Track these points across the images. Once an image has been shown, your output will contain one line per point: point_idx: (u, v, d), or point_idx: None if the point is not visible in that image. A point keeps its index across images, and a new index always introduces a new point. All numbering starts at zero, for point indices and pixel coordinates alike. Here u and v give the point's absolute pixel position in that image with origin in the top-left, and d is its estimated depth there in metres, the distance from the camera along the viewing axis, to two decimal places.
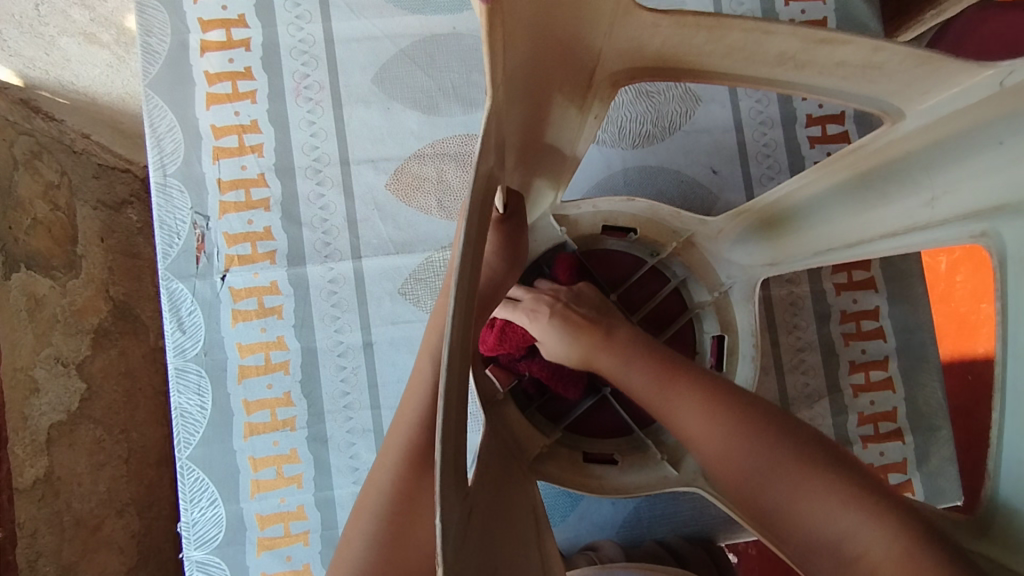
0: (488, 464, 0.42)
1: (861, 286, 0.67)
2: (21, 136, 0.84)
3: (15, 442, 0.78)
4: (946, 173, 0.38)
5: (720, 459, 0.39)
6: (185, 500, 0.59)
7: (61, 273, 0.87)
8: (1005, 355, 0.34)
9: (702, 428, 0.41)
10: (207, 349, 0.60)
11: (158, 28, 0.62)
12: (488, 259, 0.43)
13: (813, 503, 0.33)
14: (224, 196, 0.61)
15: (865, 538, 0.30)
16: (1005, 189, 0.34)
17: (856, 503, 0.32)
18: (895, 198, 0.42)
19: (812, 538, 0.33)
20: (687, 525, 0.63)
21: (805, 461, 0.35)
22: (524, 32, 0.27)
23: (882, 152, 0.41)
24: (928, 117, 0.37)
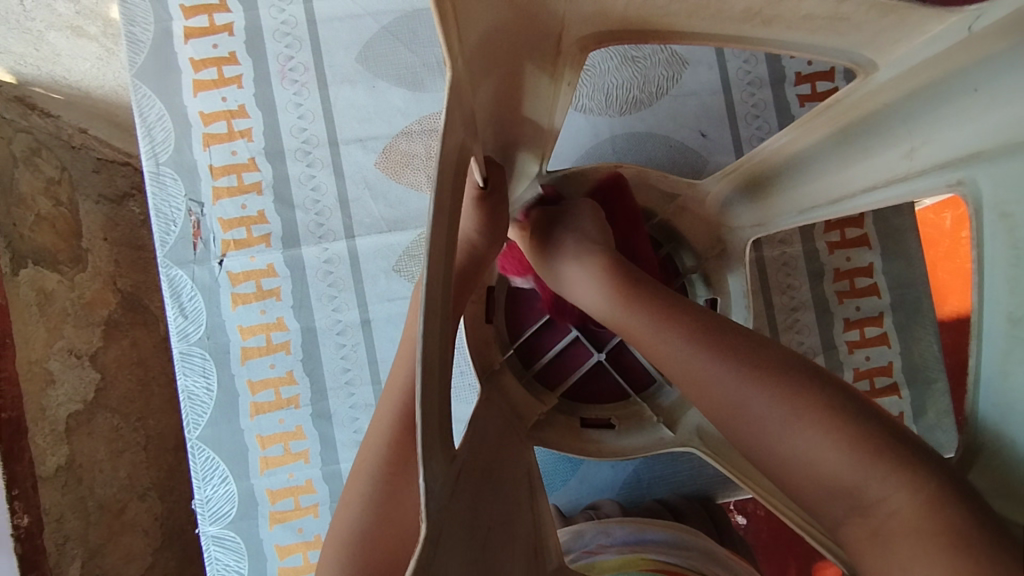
0: (481, 429, 0.43)
1: (854, 244, 0.67)
2: (18, 133, 0.86)
3: (36, 432, 0.81)
4: (925, 122, 0.38)
5: (717, 402, 0.40)
6: (198, 479, 0.61)
7: (67, 268, 0.89)
8: (981, 302, 0.34)
9: (697, 374, 0.41)
10: (209, 333, 0.61)
11: (141, 17, 0.62)
12: (468, 233, 0.44)
13: (814, 440, 0.35)
14: (216, 181, 0.62)
15: (869, 481, 0.32)
16: (984, 135, 0.34)
17: (856, 444, 0.33)
18: (876, 151, 0.42)
19: (818, 475, 0.35)
20: (685, 484, 0.64)
21: (804, 398, 0.36)
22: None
23: (859, 105, 0.41)
24: (900, 67, 0.37)
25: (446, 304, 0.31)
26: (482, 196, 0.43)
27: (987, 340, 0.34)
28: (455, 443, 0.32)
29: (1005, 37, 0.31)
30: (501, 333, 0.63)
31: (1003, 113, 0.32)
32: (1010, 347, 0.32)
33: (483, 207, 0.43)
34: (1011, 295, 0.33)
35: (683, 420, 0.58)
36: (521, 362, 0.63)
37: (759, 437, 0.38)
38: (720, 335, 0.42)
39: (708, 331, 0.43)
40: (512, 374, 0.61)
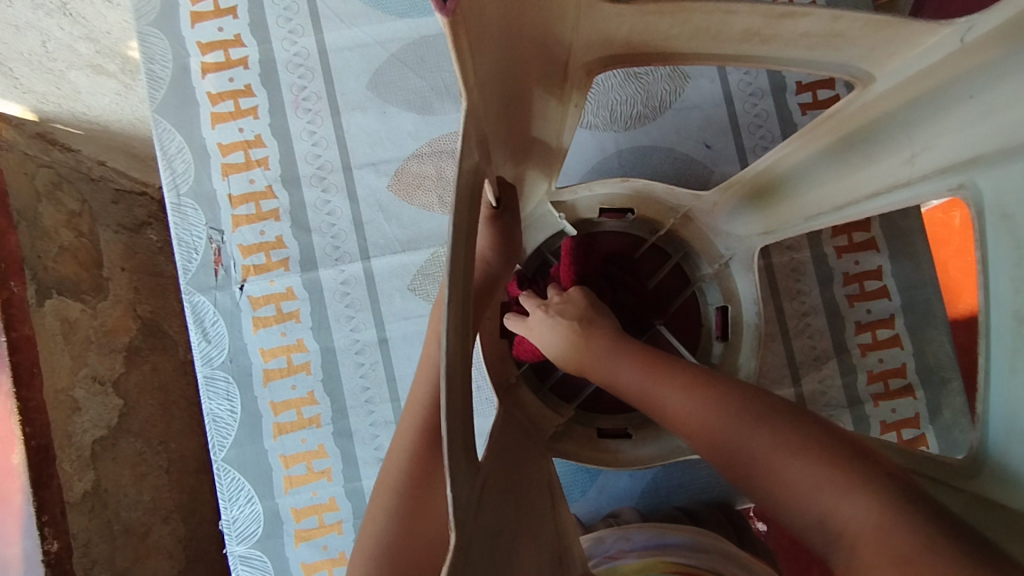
0: (500, 442, 0.44)
1: (862, 248, 0.68)
2: (41, 169, 0.89)
3: (63, 458, 0.84)
4: (925, 129, 0.39)
5: (703, 438, 0.39)
6: (224, 499, 0.62)
7: (90, 297, 0.92)
8: (988, 304, 0.36)
9: (683, 414, 0.40)
10: (232, 357, 0.63)
11: (160, 54, 0.65)
12: (482, 252, 0.45)
13: (786, 466, 0.33)
14: (236, 209, 0.64)
15: (835, 501, 0.30)
16: (982, 140, 0.35)
17: (828, 469, 0.31)
18: (878, 158, 0.43)
19: (796, 505, 0.32)
20: (703, 492, 0.65)
21: (786, 429, 0.35)
22: (493, 37, 0.29)
23: (859, 115, 0.42)
24: (898, 77, 0.39)
25: (466, 323, 0.33)
26: (492, 214, 0.44)
27: (994, 341, 0.35)
28: (478, 458, 0.33)
29: (1000, 45, 0.32)
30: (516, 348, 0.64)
31: (1001, 119, 0.33)
32: (1018, 345, 0.33)
33: (496, 226, 0.44)
34: (1016, 295, 0.34)
35: None
36: (537, 375, 0.65)
37: (741, 468, 0.36)
38: (703, 377, 0.42)
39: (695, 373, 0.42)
40: (529, 388, 0.62)
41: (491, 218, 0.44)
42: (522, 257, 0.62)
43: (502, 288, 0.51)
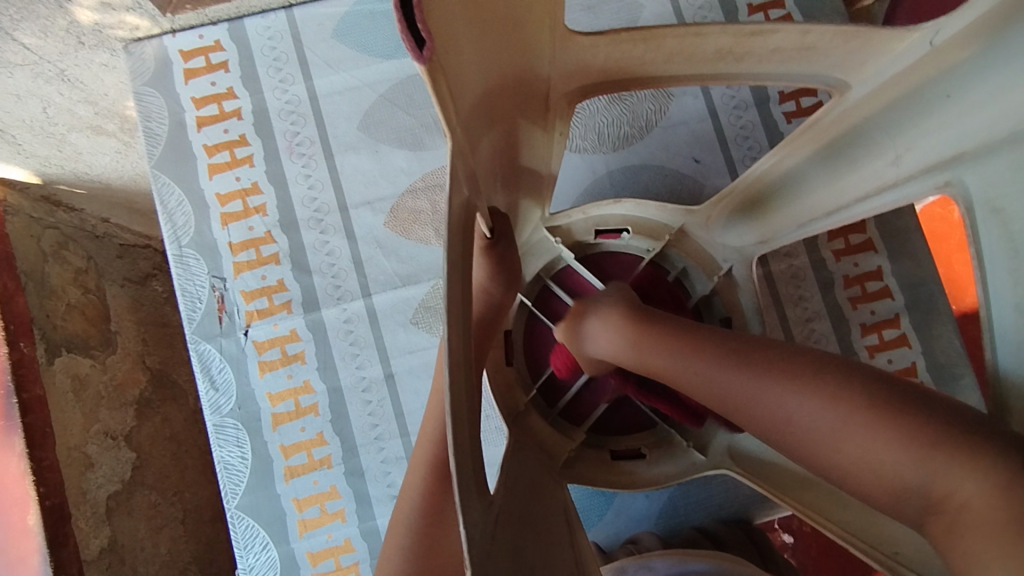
0: (514, 475, 0.44)
1: (860, 250, 0.68)
2: (47, 230, 0.94)
3: (79, 515, 0.86)
4: (905, 130, 0.39)
5: (762, 426, 0.38)
6: (240, 548, 0.62)
7: (99, 352, 0.97)
8: (988, 300, 0.35)
9: (741, 399, 0.39)
10: (240, 404, 0.63)
11: (156, 112, 0.67)
12: (481, 282, 0.46)
13: (864, 440, 0.33)
14: (237, 256, 0.65)
15: (939, 473, 0.30)
16: (963, 137, 0.35)
17: (913, 437, 0.31)
18: (863, 160, 0.43)
19: (886, 478, 0.32)
20: (722, 509, 0.64)
21: (857, 406, 0.34)
22: (475, 76, 0.30)
23: (840, 121, 0.43)
24: (874, 83, 0.39)
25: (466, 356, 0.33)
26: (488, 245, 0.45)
27: (1000, 337, 0.35)
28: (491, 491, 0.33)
29: (970, 44, 0.33)
30: (522, 375, 0.64)
31: (983, 114, 0.34)
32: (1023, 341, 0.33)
33: (494, 258, 0.45)
34: (1015, 287, 0.33)
35: (713, 442, 0.59)
36: (546, 402, 0.65)
37: (807, 447, 0.36)
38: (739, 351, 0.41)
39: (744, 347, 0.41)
40: (539, 415, 0.63)
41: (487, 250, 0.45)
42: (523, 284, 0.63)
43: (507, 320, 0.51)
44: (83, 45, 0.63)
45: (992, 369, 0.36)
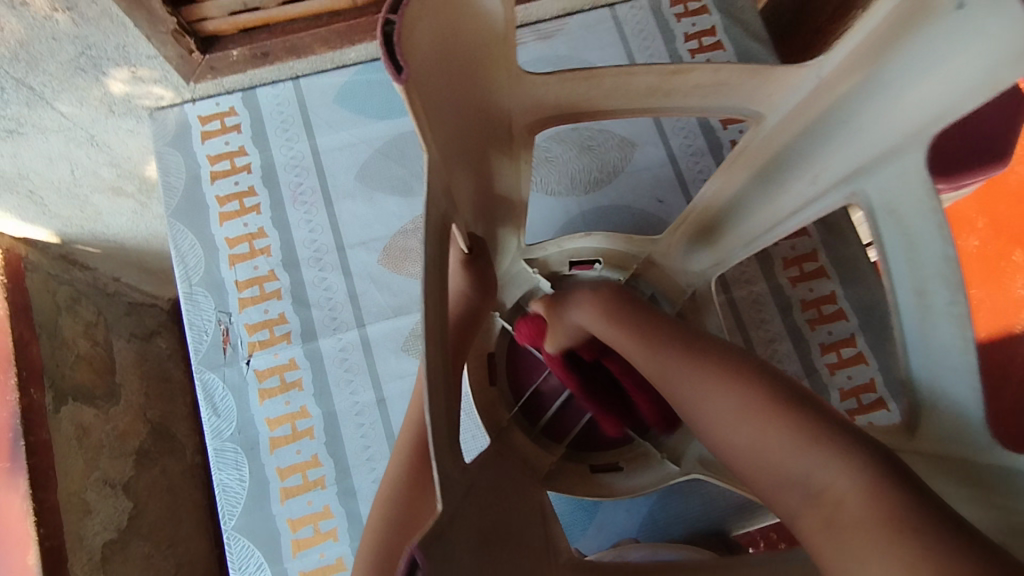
0: (491, 472, 0.48)
1: (814, 276, 0.75)
2: (62, 286, 1.00)
3: (75, 561, 0.87)
4: (816, 151, 0.47)
5: (700, 408, 0.46)
6: (234, 569, 0.64)
7: (102, 402, 1.00)
8: (891, 285, 0.43)
9: (703, 404, 0.46)
10: (240, 428, 0.67)
11: (175, 167, 0.75)
12: (461, 292, 0.52)
13: (773, 434, 0.41)
14: (242, 293, 0.71)
15: (821, 466, 0.38)
16: (865, 150, 0.43)
17: (811, 439, 0.39)
18: (789, 183, 0.51)
19: (783, 469, 0.40)
20: (701, 523, 0.67)
21: (778, 410, 0.42)
22: (448, 105, 0.38)
23: (762, 148, 0.50)
24: (784, 112, 0.47)
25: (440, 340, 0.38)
26: (468, 260, 0.51)
27: (906, 315, 0.42)
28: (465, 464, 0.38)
29: (858, 72, 0.41)
30: (505, 395, 0.68)
31: (877, 131, 0.42)
32: (923, 317, 0.41)
33: (473, 271, 0.51)
34: (913, 274, 0.41)
35: (686, 453, 0.64)
36: (529, 419, 0.68)
37: (733, 439, 0.44)
38: (700, 353, 0.49)
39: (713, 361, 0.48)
40: (521, 431, 0.65)
41: (468, 265, 0.51)
42: (504, 312, 0.68)
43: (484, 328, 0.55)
44: (112, 113, 0.73)
45: (901, 340, 0.42)
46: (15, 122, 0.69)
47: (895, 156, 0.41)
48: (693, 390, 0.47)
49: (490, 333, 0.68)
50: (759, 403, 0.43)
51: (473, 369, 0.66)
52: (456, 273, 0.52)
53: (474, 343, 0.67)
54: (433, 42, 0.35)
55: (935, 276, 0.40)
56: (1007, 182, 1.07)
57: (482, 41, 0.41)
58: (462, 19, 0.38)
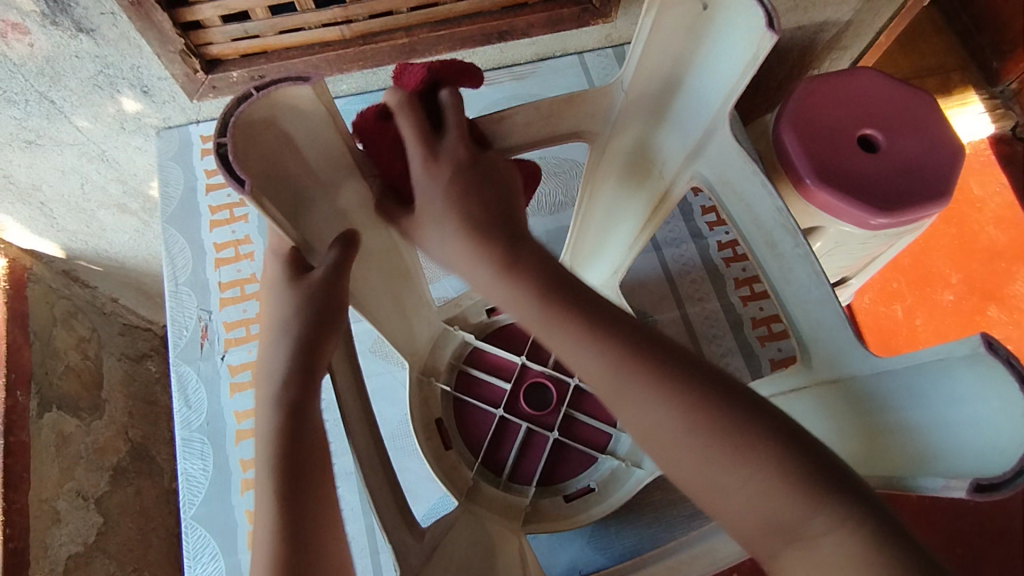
0: (444, 522, 0.51)
1: (764, 295, 0.79)
2: (61, 300, 1.05)
3: (36, 569, 0.88)
4: (655, 147, 0.55)
5: (632, 420, 0.37)
6: (189, 558, 0.66)
7: (86, 414, 1.03)
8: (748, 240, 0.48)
9: (647, 422, 0.36)
10: (209, 420, 0.71)
11: (174, 180, 0.82)
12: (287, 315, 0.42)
13: (733, 468, 0.34)
14: (223, 293, 0.76)
15: (806, 518, 0.32)
16: (686, 143, 0.52)
17: (783, 484, 0.32)
18: (650, 178, 0.58)
19: (749, 508, 0.33)
20: (671, 529, 0.69)
21: (730, 444, 0.34)
22: (314, 208, 0.43)
23: (619, 153, 0.57)
24: (623, 127, 0.54)
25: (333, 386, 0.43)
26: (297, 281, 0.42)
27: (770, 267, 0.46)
28: (371, 421, 0.44)
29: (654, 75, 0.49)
30: (463, 454, 0.67)
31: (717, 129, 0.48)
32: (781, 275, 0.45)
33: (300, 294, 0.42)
34: (756, 226, 0.47)
35: (646, 455, 0.65)
36: (493, 472, 0.67)
37: (683, 458, 0.35)
38: (626, 352, 0.36)
39: (657, 362, 0.36)
40: (488, 487, 0.65)
41: (291, 282, 0.42)
42: (439, 376, 0.68)
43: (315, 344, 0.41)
44: (123, 130, 0.80)
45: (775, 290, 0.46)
46: (34, 134, 0.76)
47: (711, 137, 0.49)
48: (650, 403, 0.35)
49: (433, 400, 0.68)
50: (722, 423, 0.34)
51: (425, 439, 0.65)
52: (282, 297, 0.42)
53: (419, 416, 0.66)
54: (269, 142, 0.38)
55: (778, 227, 0.45)
56: (977, 240, 1.11)
57: (341, 150, 0.44)
58: (305, 141, 0.41)
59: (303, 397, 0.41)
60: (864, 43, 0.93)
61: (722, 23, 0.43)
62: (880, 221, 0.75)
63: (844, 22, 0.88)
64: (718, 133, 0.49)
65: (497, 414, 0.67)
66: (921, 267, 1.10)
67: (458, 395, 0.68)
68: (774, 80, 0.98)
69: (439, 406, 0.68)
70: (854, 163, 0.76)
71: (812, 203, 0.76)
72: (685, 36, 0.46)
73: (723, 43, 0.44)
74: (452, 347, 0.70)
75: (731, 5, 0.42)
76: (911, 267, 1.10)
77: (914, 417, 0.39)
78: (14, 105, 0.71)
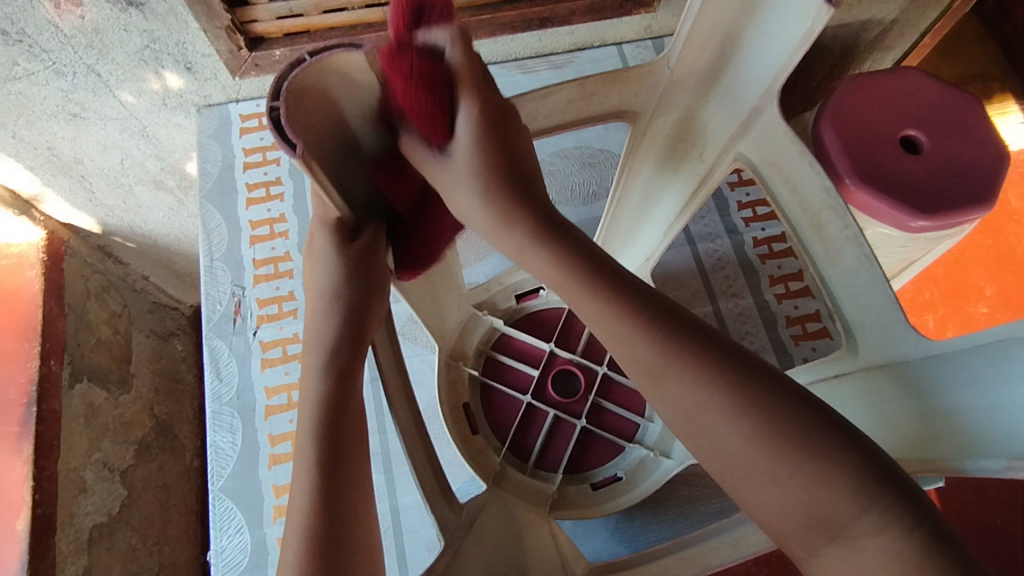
0: (476, 502, 0.50)
1: (799, 294, 0.77)
2: (95, 275, 1.05)
3: (61, 537, 0.89)
4: (697, 130, 0.54)
5: (663, 393, 0.32)
6: (215, 529, 0.67)
7: (114, 388, 1.03)
8: (792, 227, 0.48)
9: (676, 401, 0.31)
10: (239, 394, 0.72)
11: (213, 156, 0.83)
12: (333, 283, 0.42)
13: (775, 459, 0.29)
14: (258, 270, 0.77)
15: (857, 519, 0.27)
16: (728, 124, 0.51)
17: (840, 478, 0.27)
18: (689, 163, 0.57)
19: (794, 501, 0.28)
20: (697, 524, 0.68)
21: (769, 431, 0.29)
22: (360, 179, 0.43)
23: (659, 134, 0.56)
24: (666, 105, 0.53)
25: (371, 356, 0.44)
26: (345, 247, 0.42)
27: (817, 253, 0.46)
28: (407, 396, 0.45)
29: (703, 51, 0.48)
30: (490, 440, 0.67)
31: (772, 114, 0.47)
32: (832, 258, 0.45)
33: (347, 260, 0.42)
34: (801, 210, 0.47)
35: (676, 445, 0.64)
36: (519, 458, 0.66)
37: (718, 442, 0.30)
38: (656, 320, 0.32)
39: (691, 333, 0.32)
40: (515, 471, 0.64)
41: (339, 249, 0.42)
42: (467, 360, 0.68)
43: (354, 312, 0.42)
44: (165, 106, 0.81)
45: (820, 277, 0.46)
46: (79, 106, 0.77)
47: (756, 117, 0.48)
48: (680, 383, 0.31)
49: (460, 385, 0.67)
50: (750, 401, 0.29)
51: (452, 423, 0.65)
52: (329, 263, 0.42)
53: (447, 399, 0.66)
54: (322, 107, 0.36)
55: (826, 207, 0.45)
56: (1015, 253, 1.08)
57: None
58: (356, 109, 0.39)
59: (350, 361, 0.41)
60: (907, 43, 0.92)
61: None
62: (921, 223, 0.73)
63: (889, 21, 0.85)
64: (765, 114, 0.48)
65: (525, 400, 0.67)
66: (954, 279, 1.07)
67: (485, 379, 0.67)
68: (814, 79, 0.96)
69: (468, 389, 0.68)
70: (896, 164, 0.74)
71: (850, 203, 0.75)
72: (737, 11, 0.44)
73: (776, 17, 0.42)
74: (480, 332, 0.69)
75: None
76: (944, 277, 1.07)
77: (967, 401, 0.38)
78: (61, 77, 0.72)
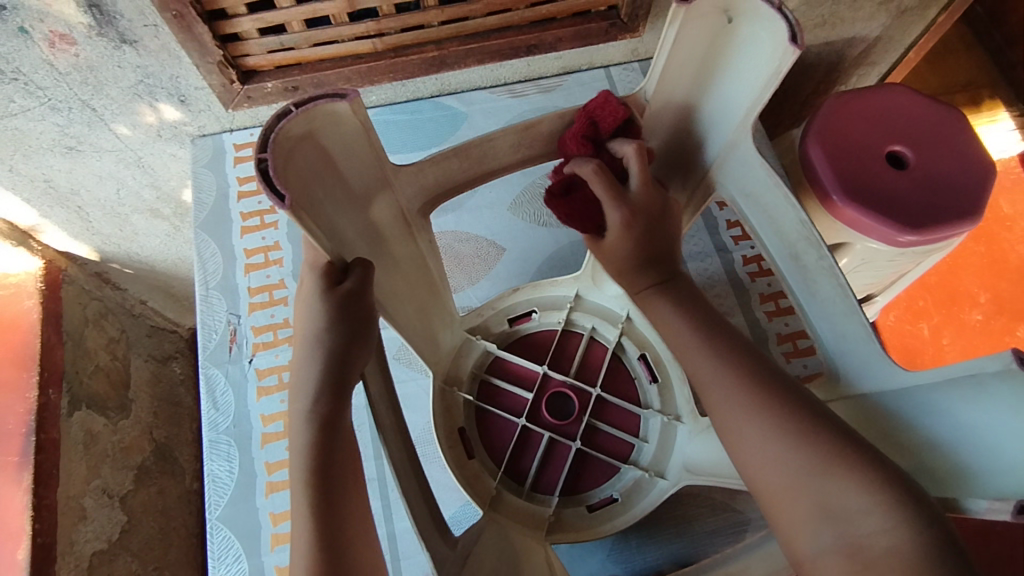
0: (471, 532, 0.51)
1: (789, 311, 0.79)
2: (93, 301, 1.07)
3: (61, 565, 0.89)
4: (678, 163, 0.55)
5: (725, 415, 0.39)
6: (213, 559, 0.67)
7: (114, 413, 1.04)
8: (773, 257, 0.49)
9: (726, 408, 0.38)
10: (236, 422, 0.73)
11: (207, 186, 0.84)
12: (317, 330, 0.42)
13: (818, 478, 0.34)
14: (253, 298, 0.79)
15: (879, 537, 0.32)
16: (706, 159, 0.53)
17: (874, 500, 0.32)
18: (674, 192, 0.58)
19: (825, 515, 0.33)
20: (694, 545, 0.69)
21: (814, 457, 0.34)
22: (347, 220, 0.44)
23: None
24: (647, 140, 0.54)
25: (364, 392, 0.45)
26: (331, 290, 0.42)
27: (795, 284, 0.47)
28: (399, 429, 0.46)
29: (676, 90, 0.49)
30: (485, 464, 0.67)
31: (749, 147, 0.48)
32: (811, 288, 0.46)
33: (331, 304, 0.42)
34: (781, 241, 0.48)
35: (670, 464, 0.65)
36: (516, 481, 0.67)
37: (765, 461, 0.36)
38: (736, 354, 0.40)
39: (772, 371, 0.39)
40: (511, 495, 0.65)
41: (325, 293, 0.42)
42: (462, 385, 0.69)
43: (339, 361, 0.42)
44: (160, 137, 0.83)
45: (803, 309, 0.47)
46: (75, 140, 0.78)
47: (734, 151, 0.49)
48: (741, 404, 0.38)
49: (455, 409, 0.68)
50: (790, 417, 0.36)
51: (448, 448, 0.65)
52: (311, 305, 0.42)
53: (443, 425, 0.66)
54: (308, 155, 0.38)
55: (802, 239, 0.46)
56: (1007, 260, 1.09)
57: (372, 160, 0.44)
58: (338, 150, 0.41)
59: (334, 408, 0.41)
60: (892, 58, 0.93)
61: (745, 34, 0.43)
62: (909, 238, 0.73)
63: (872, 38, 0.87)
64: (740, 147, 0.49)
65: (519, 423, 0.68)
66: (948, 286, 1.08)
67: (481, 404, 0.68)
68: (800, 96, 0.97)
69: (464, 414, 0.69)
70: (882, 180, 0.75)
71: (838, 219, 0.76)
72: (706, 50, 0.46)
73: (750, 50, 0.43)
74: (474, 356, 0.70)
75: (752, 18, 0.42)
76: (937, 285, 1.08)
77: (946, 430, 0.38)
78: (57, 112, 0.73)
